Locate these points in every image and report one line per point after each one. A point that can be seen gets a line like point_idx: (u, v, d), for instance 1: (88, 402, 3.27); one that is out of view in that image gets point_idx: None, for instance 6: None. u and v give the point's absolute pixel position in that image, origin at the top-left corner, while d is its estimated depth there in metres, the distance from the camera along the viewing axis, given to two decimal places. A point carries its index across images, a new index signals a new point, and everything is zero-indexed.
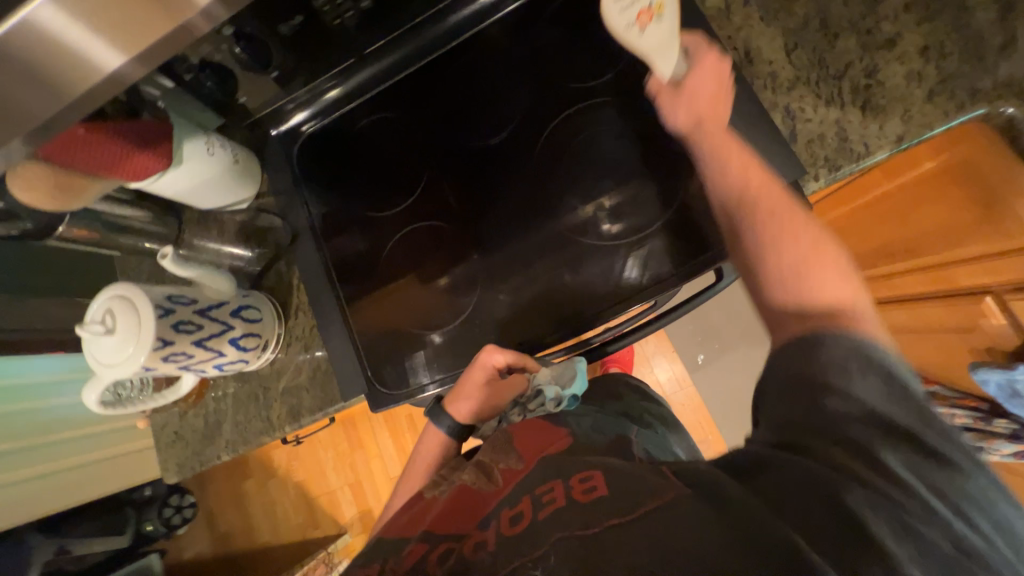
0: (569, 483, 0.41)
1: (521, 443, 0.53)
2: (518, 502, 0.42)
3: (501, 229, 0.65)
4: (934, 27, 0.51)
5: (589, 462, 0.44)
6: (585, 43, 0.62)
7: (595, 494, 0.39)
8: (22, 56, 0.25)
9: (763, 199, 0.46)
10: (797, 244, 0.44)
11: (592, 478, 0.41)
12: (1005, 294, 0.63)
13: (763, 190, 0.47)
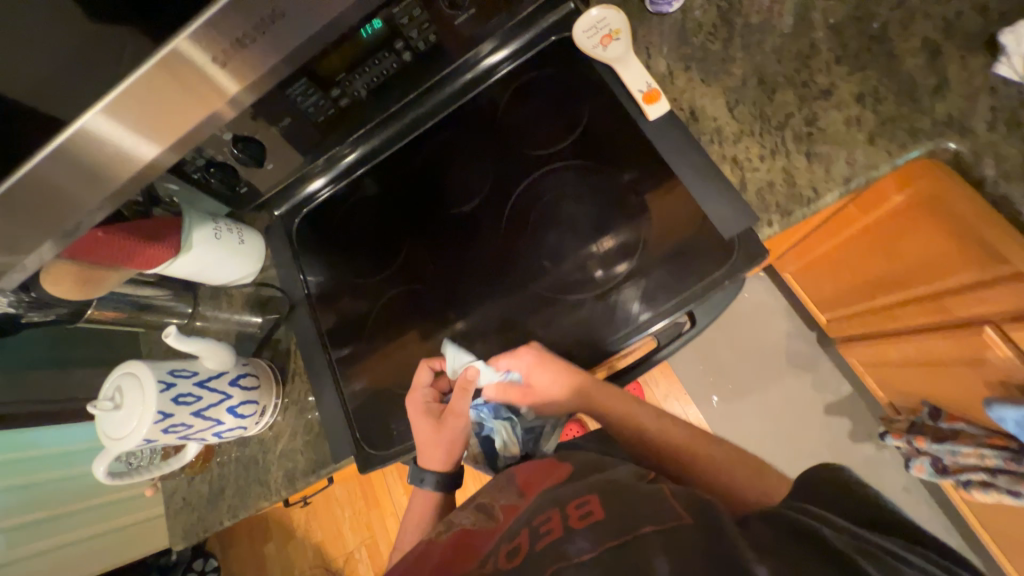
0: (565, 511, 0.42)
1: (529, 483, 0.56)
2: (518, 536, 0.43)
3: (473, 291, 0.66)
4: (866, 76, 0.54)
5: (580, 489, 0.46)
6: (542, 113, 0.69)
7: (591, 520, 0.40)
8: (88, 152, 0.39)
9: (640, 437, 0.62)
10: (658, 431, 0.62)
11: (589, 506, 0.42)
12: (1004, 324, 0.61)
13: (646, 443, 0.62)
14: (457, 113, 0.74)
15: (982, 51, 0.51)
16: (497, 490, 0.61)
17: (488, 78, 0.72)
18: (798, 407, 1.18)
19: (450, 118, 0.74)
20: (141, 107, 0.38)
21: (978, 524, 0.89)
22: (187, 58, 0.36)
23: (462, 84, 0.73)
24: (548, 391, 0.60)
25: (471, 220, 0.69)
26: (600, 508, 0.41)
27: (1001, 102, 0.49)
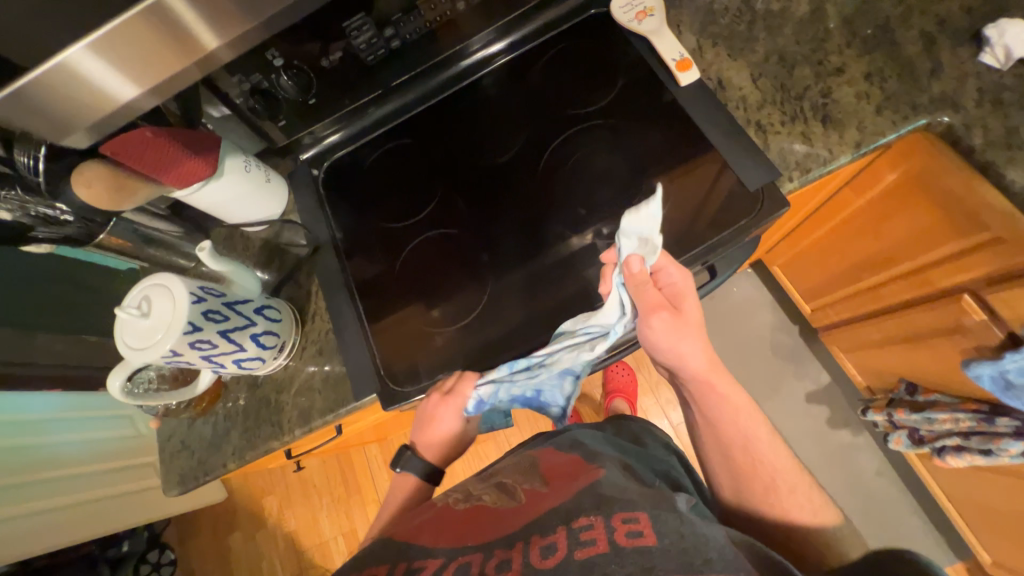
0: (611, 524, 0.44)
1: (550, 473, 0.60)
2: (553, 531, 0.46)
3: (506, 237, 0.69)
4: (873, 58, 0.61)
5: (625, 499, 0.48)
6: (572, 78, 0.73)
7: (640, 541, 0.42)
8: (61, 86, 0.39)
9: (735, 431, 0.63)
10: (752, 428, 0.63)
11: (637, 524, 0.44)
12: (981, 289, 0.68)
13: (742, 440, 0.62)
14: (456, 95, 0.78)
15: (968, 42, 0.59)
16: (510, 472, 0.65)
17: (483, 68, 0.78)
18: (781, 395, 1.24)
19: (448, 98, 0.78)
20: (120, 50, 0.39)
21: (946, 496, 0.97)
22: (171, 13, 0.38)
23: (482, 56, 0.77)
24: (689, 323, 0.60)
25: (473, 194, 0.72)
26: (651, 532, 0.43)
27: (985, 83, 0.57)
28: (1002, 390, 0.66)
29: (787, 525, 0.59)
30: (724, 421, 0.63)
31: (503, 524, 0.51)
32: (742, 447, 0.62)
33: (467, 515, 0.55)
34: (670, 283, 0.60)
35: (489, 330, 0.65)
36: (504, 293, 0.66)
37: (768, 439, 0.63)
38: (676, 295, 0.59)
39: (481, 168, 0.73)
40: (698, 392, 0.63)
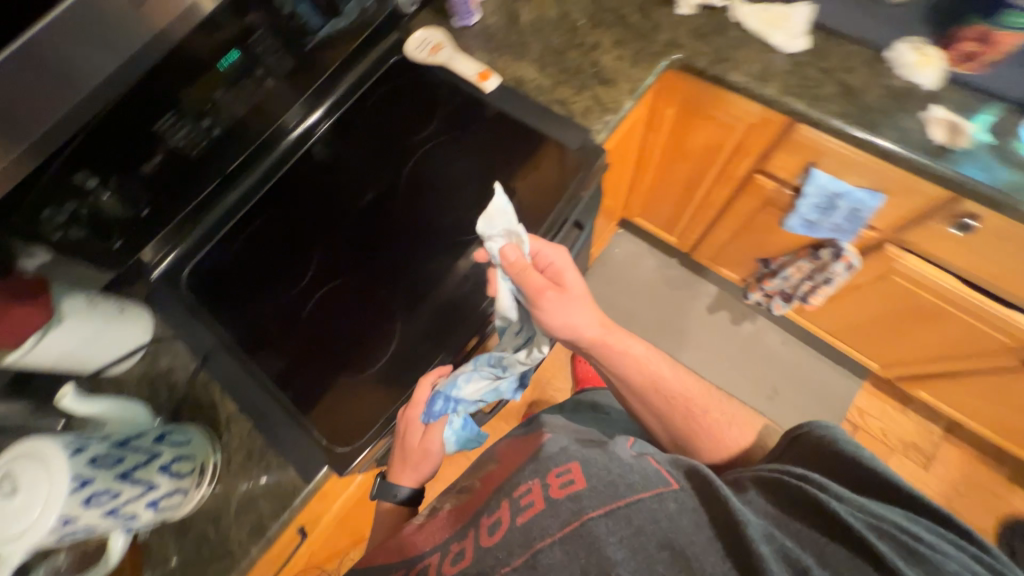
0: (545, 482, 0.44)
1: (508, 455, 0.62)
2: (496, 510, 0.45)
3: (396, 265, 0.71)
4: (614, 31, 0.79)
5: (561, 451, 0.48)
6: (397, 116, 0.81)
7: (572, 488, 0.43)
8: None
9: (648, 378, 0.71)
10: (660, 371, 0.72)
11: (569, 471, 0.44)
12: (763, 166, 0.87)
13: (656, 384, 0.72)
14: (292, 168, 0.80)
15: (666, 3, 0.80)
16: (469, 475, 0.67)
17: (306, 141, 0.81)
18: (689, 318, 1.42)
19: (287, 172, 0.80)
20: None
21: (835, 337, 1.16)
22: None
23: (306, 127, 0.81)
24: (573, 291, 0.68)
25: (348, 246, 0.74)
26: (581, 475, 0.44)
27: (688, 26, 0.77)
28: (809, 229, 0.85)
29: (717, 438, 0.68)
30: (635, 373, 0.71)
31: (467, 508, 0.53)
32: (656, 391, 0.72)
33: (438, 517, 0.56)
34: (549, 264, 0.67)
35: (415, 352, 0.66)
36: (415, 314, 0.68)
37: (674, 373, 0.73)
38: (558, 272, 0.67)
39: (348, 216, 0.76)
40: (603, 357, 0.71)
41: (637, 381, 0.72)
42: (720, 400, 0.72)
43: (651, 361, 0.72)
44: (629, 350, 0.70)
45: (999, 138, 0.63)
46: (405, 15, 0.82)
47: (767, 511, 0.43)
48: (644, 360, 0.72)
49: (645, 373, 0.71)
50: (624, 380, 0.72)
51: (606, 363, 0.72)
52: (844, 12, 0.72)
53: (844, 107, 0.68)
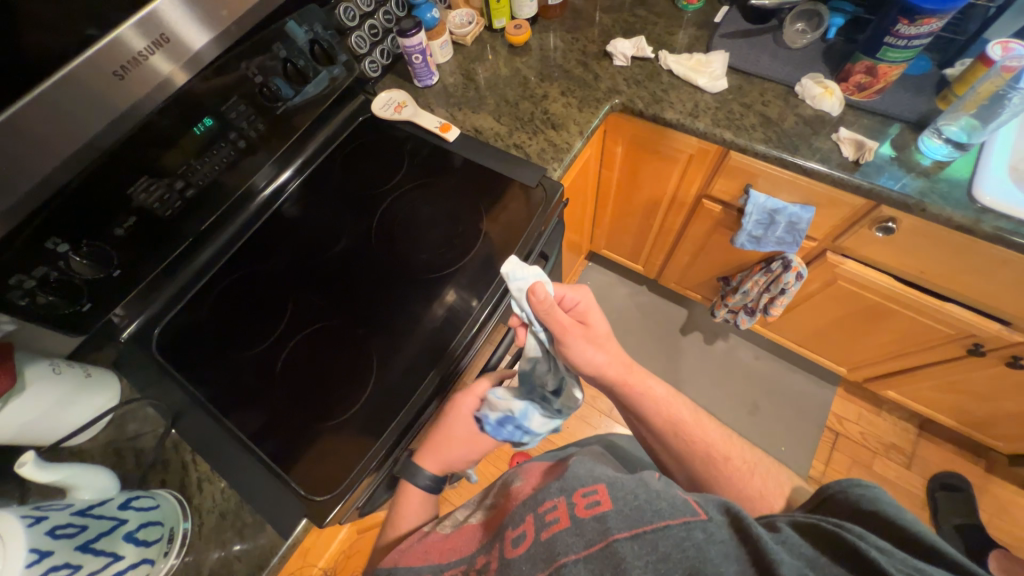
0: (571, 501, 0.43)
1: (527, 474, 0.65)
2: (522, 521, 0.45)
3: (371, 305, 0.73)
4: (561, 82, 0.88)
5: (587, 471, 0.46)
6: (366, 167, 0.86)
7: (597, 509, 0.42)
8: None
9: (675, 418, 0.71)
10: (688, 414, 0.72)
11: (595, 493, 0.43)
12: (707, 192, 0.95)
13: (681, 425, 0.71)
14: (264, 225, 0.82)
15: (604, 56, 0.90)
16: (494, 492, 0.68)
17: (277, 198, 0.84)
18: (667, 341, 1.46)
19: (257, 231, 0.81)
20: None
21: (801, 346, 1.21)
22: None
23: (280, 183, 0.84)
24: (599, 333, 0.69)
25: (321, 293, 0.75)
26: (608, 497, 0.43)
27: (625, 74, 0.87)
28: (756, 245, 0.92)
29: (739, 487, 0.66)
30: (657, 413, 0.71)
31: (494, 524, 0.55)
32: (683, 432, 0.71)
33: (465, 536, 0.59)
34: (574, 306, 0.70)
35: (392, 390, 0.66)
36: (389, 356, 0.69)
37: (695, 418, 0.72)
38: (582, 313, 0.69)
39: (322, 262, 0.78)
40: (625, 398, 0.71)
41: (661, 423, 0.71)
42: (748, 453, 0.70)
43: (676, 402, 0.72)
44: (650, 391, 0.70)
45: (899, 151, 0.72)
46: (370, 79, 0.90)
47: (801, 551, 0.39)
48: (669, 400, 0.72)
49: (669, 414, 0.71)
50: (649, 419, 0.72)
51: (629, 403, 0.72)
52: (755, 56, 0.83)
53: (766, 134, 0.77)
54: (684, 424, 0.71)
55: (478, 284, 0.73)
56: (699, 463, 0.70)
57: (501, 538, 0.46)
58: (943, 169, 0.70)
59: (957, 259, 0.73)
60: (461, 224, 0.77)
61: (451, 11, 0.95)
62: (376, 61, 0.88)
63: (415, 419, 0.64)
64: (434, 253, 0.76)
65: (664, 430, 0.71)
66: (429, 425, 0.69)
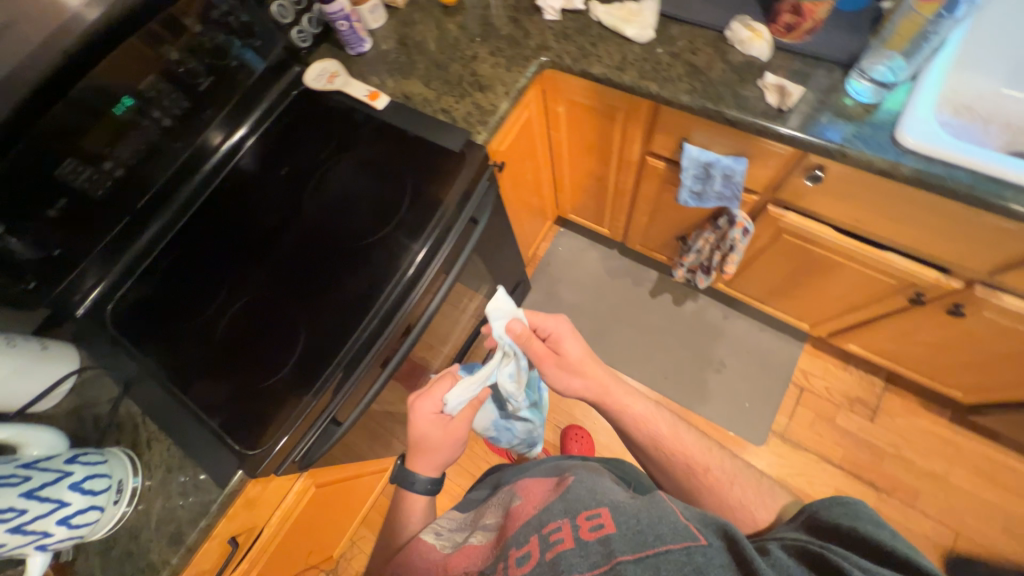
0: (576, 524, 0.53)
1: (527, 490, 0.69)
2: (528, 542, 0.53)
3: (305, 273, 0.76)
4: (490, 42, 0.87)
5: (592, 500, 0.56)
6: (302, 138, 0.87)
7: (601, 531, 0.51)
8: None
9: (655, 433, 0.74)
10: (667, 430, 0.74)
11: (598, 519, 0.52)
12: (650, 149, 0.93)
13: (662, 439, 0.74)
14: (220, 188, 0.86)
15: (535, 11, 0.87)
16: (495, 513, 0.70)
17: (232, 157, 0.87)
18: (637, 304, 1.47)
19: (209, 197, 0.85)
20: None
21: (763, 303, 1.20)
22: None
23: (221, 157, 0.86)
24: (575, 358, 0.78)
25: (262, 261, 0.79)
26: (611, 521, 0.52)
27: (555, 28, 0.85)
28: (697, 202, 0.91)
29: (724, 497, 0.67)
30: (638, 429, 0.75)
31: (496, 543, 0.59)
32: (666, 447, 0.73)
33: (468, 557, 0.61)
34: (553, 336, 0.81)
35: (318, 352, 0.70)
36: (326, 314, 0.72)
37: (674, 431, 0.75)
38: (556, 340, 0.79)
39: (262, 235, 0.81)
40: (611, 416, 0.77)
41: (644, 437, 0.75)
42: (730, 465, 0.72)
43: (657, 417, 0.76)
44: (626, 407, 0.75)
45: (826, 94, 0.69)
46: (302, 49, 0.90)
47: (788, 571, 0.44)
48: (648, 415, 0.76)
49: (650, 430, 0.74)
50: (634, 437, 0.76)
51: (615, 421, 0.77)
52: (686, 2, 0.80)
53: (692, 84, 0.74)
54: (663, 437, 0.74)
55: (400, 249, 0.75)
56: (686, 477, 0.72)
57: (505, 557, 0.54)
58: (869, 112, 0.67)
59: (887, 207, 0.72)
60: (387, 190, 0.79)
61: None
62: (305, 30, 0.88)
63: (341, 381, 0.71)
64: (362, 220, 0.77)
65: (646, 444, 0.75)
66: (368, 375, 0.74)
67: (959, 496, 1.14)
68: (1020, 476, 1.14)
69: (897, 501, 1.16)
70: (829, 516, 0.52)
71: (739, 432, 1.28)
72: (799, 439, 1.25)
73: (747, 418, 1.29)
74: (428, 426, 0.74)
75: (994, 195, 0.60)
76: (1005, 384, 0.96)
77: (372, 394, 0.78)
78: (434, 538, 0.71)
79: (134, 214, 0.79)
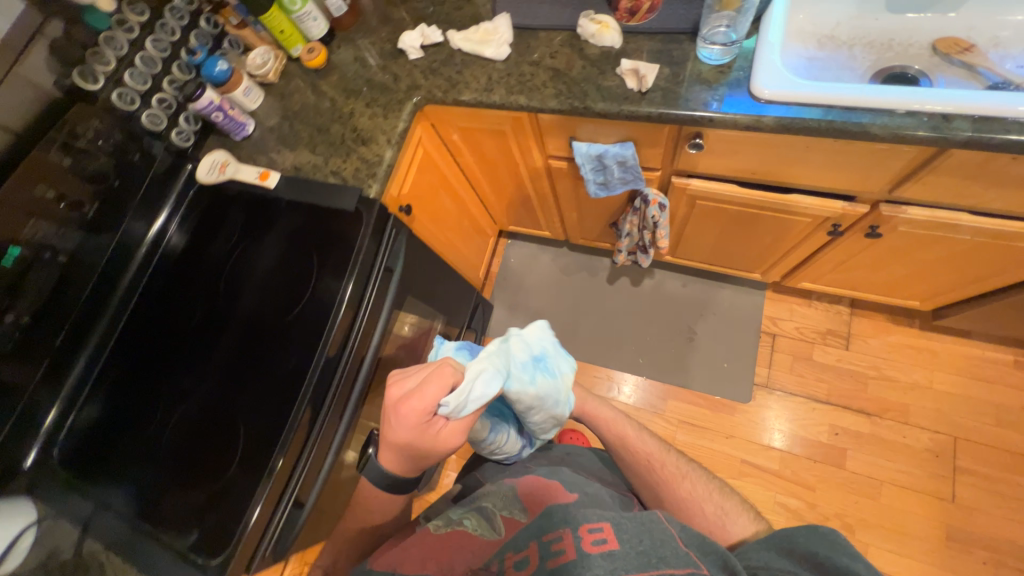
0: (579, 535, 0.54)
1: (527, 493, 0.68)
2: (526, 548, 0.56)
3: (241, 359, 0.76)
4: (365, 95, 0.88)
5: (595, 513, 0.57)
6: (210, 227, 0.86)
7: (604, 546, 0.52)
8: None
9: (620, 433, 0.80)
10: (631, 433, 0.80)
11: (602, 532, 0.53)
12: (548, 154, 0.94)
13: (625, 439, 0.79)
14: (151, 285, 0.84)
15: (400, 53, 0.89)
16: (494, 503, 0.68)
17: (162, 241, 0.86)
18: (598, 294, 1.47)
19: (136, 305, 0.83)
20: None
21: (711, 264, 1.21)
22: None
23: (141, 256, 0.84)
24: None
25: (202, 351, 0.78)
26: (614, 537, 0.53)
27: (421, 66, 0.86)
28: (605, 192, 0.91)
29: (677, 493, 0.72)
30: (606, 428, 0.81)
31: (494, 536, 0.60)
32: (628, 445, 0.78)
33: (469, 538, 0.61)
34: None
35: (262, 440, 0.70)
36: (273, 384, 0.72)
37: (638, 433, 0.80)
38: None
39: (191, 332, 0.79)
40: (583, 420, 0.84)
41: (611, 439, 0.80)
42: (687, 467, 0.76)
43: (624, 420, 0.82)
44: (598, 411, 0.83)
45: (680, 66, 0.70)
46: (187, 148, 0.90)
47: None
48: (617, 418, 0.82)
49: (617, 432, 0.80)
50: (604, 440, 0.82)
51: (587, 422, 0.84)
52: (536, 8, 0.81)
53: (557, 88, 0.76)
54: (627, 438, 0.79)
55: (322, 317, 0.75)
56: (643, 474, 0.76)
57: (502, 558, 0.56)
58: (722, 73, 0.68)
59: (771, 155, 0.72)
60: (302, 260, 0.79)
61: (250, 51, 0.93)
62: (184, 130, 0.88)
63: (307, 428, 0.71)
64: (283, 296, 0.78)
65: (610, 445, 0.80)
66: (336, 415, 0.75)
67: (947, 400, 1.15)
68: (999, 365, 1.15)
69: (892, 422, 1.16)
70: (805, 545, 0.52)
71: (725, 394, 1.28)
72: (783, 386, 1.25)
73: (729, 378, 1.29)
74: (410, 428, 0.60)
75: (853, 122, 0.61)
76: (949, 286, 0.97)
77: (342, 431, 0.77)
78: (429, 523, 0.67)
79: (55, 352, 0.77)
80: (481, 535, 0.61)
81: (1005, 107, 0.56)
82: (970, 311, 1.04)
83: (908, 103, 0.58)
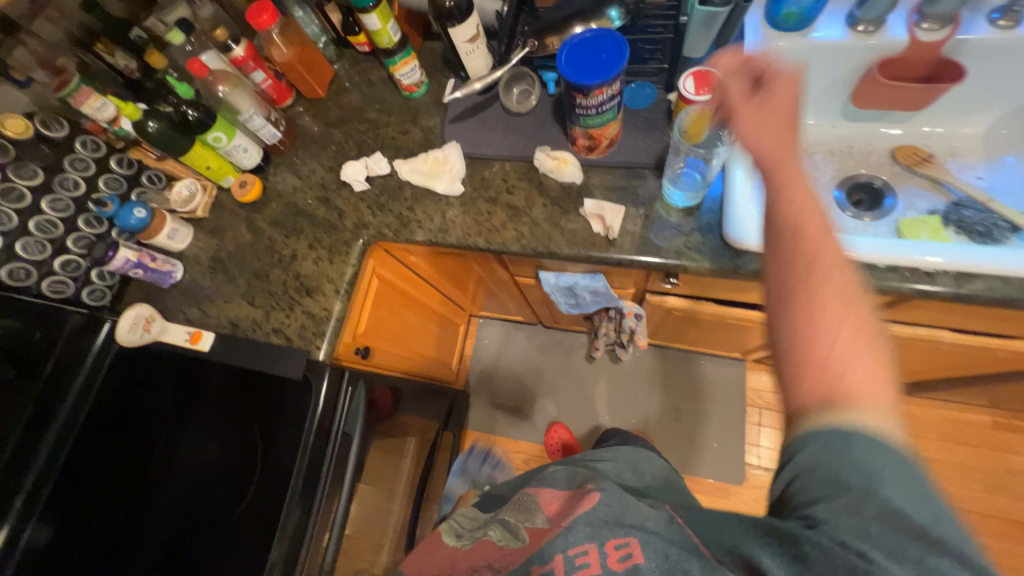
0: (603, 550, 0.48)
1: (543, 502, 0.63)
2: (552, 560, 0.50)
3: (200, 503, 0.67)
4: (305, 234, 0.79)
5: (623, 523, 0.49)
6: (149, 358, 0.74)
7: (630, 562, 0.45)
8: None
9: (794, 201, 0.42)
10: (809, 216, 0.41)
11: (629, 547, 0.46)
12: (514, 273, 0.89)
13: (797, 203, 0.42)
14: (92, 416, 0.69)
15: (343, 184, 0.81)
16: (513, 508, 0.67)
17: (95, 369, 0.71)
18: (579, 374, 1.41)
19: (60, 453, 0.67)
20: None
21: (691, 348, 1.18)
22: None
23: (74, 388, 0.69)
24: (749, 126, 0.47)
25: (166, 490, 0.68)
26: (640, 551, 0.45)
27: (367, 199, 0.78)
28: (577, 309, 0.86)
29: (812, 322, 0.38)
30: (775, 190, 0.43)
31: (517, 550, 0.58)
32: (791, 221, 0.41)
33: (495, 548, 0.61)
34: (752, 63, 0.51)
35: None
36: (236, 546, 0.63)
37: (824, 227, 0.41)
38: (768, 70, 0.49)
39: (134, 474, 0.68)
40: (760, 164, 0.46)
41: (780, 190, 0.43)
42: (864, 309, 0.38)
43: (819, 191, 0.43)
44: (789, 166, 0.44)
45: (646, 206, 0.66)
46: (104, 305, 0.78)
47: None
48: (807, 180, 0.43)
49: (796, 195, 0.42)
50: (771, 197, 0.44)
51: (763, 154, 0.46)
52: (487, 136, 0.76)
53: (518, 229, 0.70)
54: (802, 217, 0.41)
55: (284, 460, 0.66)
56: (783, 275, 0.40)
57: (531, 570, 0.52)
58: (692, 215, 0.64)
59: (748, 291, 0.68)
60: (257, 392, 0.70)
61: (174, 183, 0.83)
62: (98, 287, 0.77)
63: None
64: (240, 434, 0.69)
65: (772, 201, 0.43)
66: (325, 519, 0.67)
67: (935, 468, 1.14)
68: (977, 428, 1.16)
69: None
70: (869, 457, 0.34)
71: (716, 476, 1.23)
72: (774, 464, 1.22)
73: (719, 459, 1.25)
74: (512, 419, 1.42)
75: None
76: (923, 371, 0.97)
77: (333, 542, 0.68)
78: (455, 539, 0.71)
79: None
80: (502, 545, 0.60)
81: (984, 264, 0.53)
82: (948, 387, 1.04)
83: (889, 259, 0.55)
